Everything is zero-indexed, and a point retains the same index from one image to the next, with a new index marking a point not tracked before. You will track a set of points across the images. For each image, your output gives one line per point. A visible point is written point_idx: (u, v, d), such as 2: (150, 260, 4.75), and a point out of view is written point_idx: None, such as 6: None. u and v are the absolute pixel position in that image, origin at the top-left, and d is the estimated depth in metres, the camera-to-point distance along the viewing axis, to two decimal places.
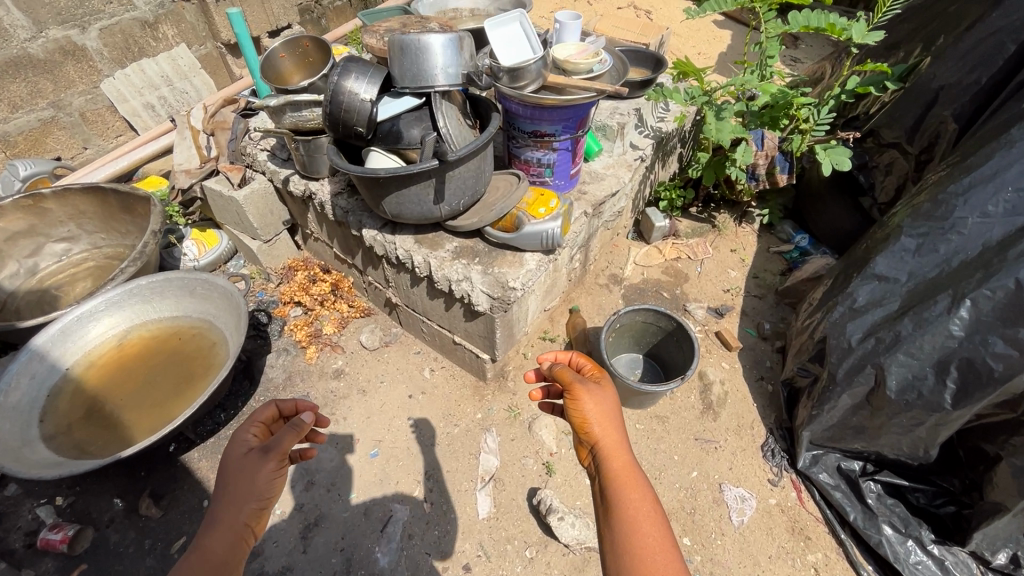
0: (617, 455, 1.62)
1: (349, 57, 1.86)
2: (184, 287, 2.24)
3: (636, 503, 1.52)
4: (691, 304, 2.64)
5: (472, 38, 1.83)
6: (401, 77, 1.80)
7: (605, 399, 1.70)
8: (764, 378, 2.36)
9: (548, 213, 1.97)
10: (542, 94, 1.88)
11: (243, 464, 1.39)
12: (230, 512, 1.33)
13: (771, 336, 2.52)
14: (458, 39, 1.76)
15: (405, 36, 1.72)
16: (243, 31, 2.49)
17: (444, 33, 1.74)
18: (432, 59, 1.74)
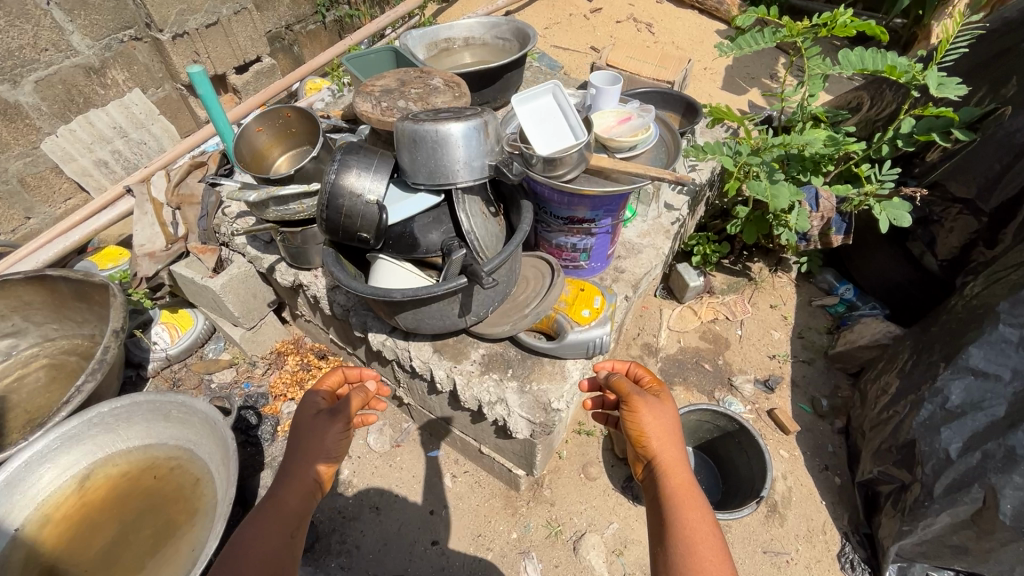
0: (675, 470, 1.36)
1: (349, 146, 1.52)
2: (157, 410, 1.88)
3: (693, 523, 1.25)
4: (737, 377, 2.37)
5: (496, 118, 1.49)
6: (414, 173, 1.47)
7: (664, 410, 1.43)
8: (829, 468, 2.11)
9: (594, 317, 1.67)
10: (581, 182, 1.56)
11: (314, 425, 1.41)
12: (301, 469, 1.36)
13: (829, 413, 2.27)
14: (482, 126, 1.43)
15: (420, 126, 1.39)
16: (208, 92, 2.10)
17: (464, 120, 1.41)
18: (451, 153, 1.41)
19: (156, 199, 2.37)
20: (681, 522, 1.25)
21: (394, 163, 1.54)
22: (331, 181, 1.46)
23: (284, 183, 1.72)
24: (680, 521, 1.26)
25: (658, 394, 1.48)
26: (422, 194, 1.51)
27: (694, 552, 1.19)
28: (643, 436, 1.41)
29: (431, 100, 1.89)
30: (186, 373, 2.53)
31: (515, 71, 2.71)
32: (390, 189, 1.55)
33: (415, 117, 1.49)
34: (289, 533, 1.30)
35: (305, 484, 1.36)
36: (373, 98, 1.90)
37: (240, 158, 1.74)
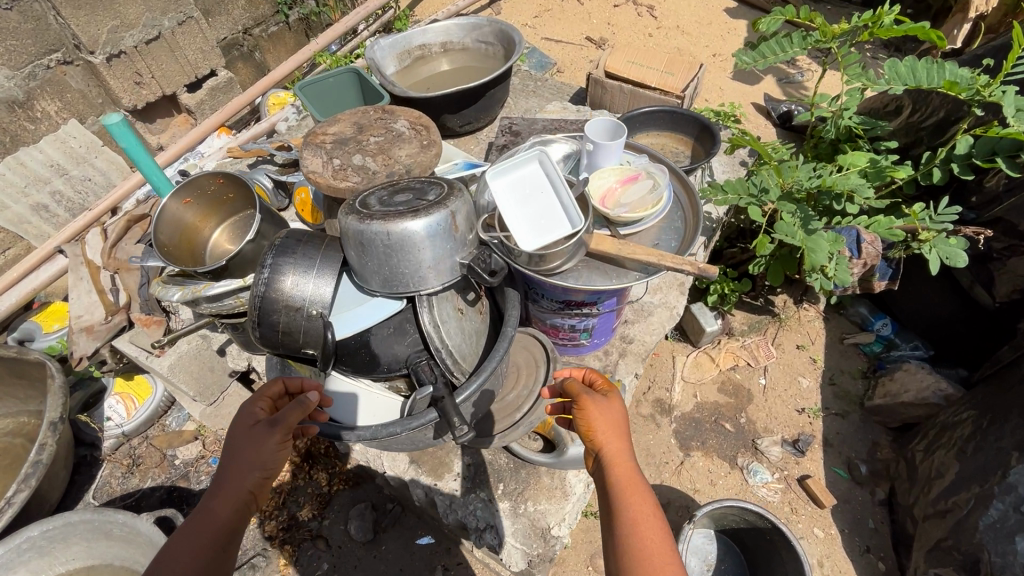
0: (623, 462, 1.10)
1: (285, 241, 1.19)
2: (97, 529, 1.62)
3: (641, 520, 1.02)
4: (762, 438, 2.10)
5: (468, 202, 1.17)
6: (367, 277, 1.16)
7: (613, 405, 1.15)
8: (870, 550, 1.86)
9: None
10: (578, 275, 1.25)
11: (250, 435, 1.04)
12: (233, 483, 1.01)
13: (868, 479, 2.00)
14: (449, 219, 1.11)
15: (367, 225, 1.08)
16: (132, 143, 1.76)
17: (427, 213, 1.09)
18: (412, 256, 1.10)
19: (92, 261, 2.06)
20: (627, 520, 1.02)
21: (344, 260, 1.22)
22: (261, 291, 1.15)
23: (216, 276, 1.39)
24: (627, 518, 1.02)
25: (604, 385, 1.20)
26: (381, 300, 1.20)
27: (641, 548, 0.98)
28: (591, 431, 1.13)
29: (393, 153, 1.56)
30: (146, 448, 2.27)
31: (499, 87, 2.34)
32: (342, 292, 1.23)
33: (365, 204, 1.17)
34: (218, 549, 0.97)
35: (240, 499, 1.02)
36: (323, 153, 1.56)
37: (160, 239, 1.44)
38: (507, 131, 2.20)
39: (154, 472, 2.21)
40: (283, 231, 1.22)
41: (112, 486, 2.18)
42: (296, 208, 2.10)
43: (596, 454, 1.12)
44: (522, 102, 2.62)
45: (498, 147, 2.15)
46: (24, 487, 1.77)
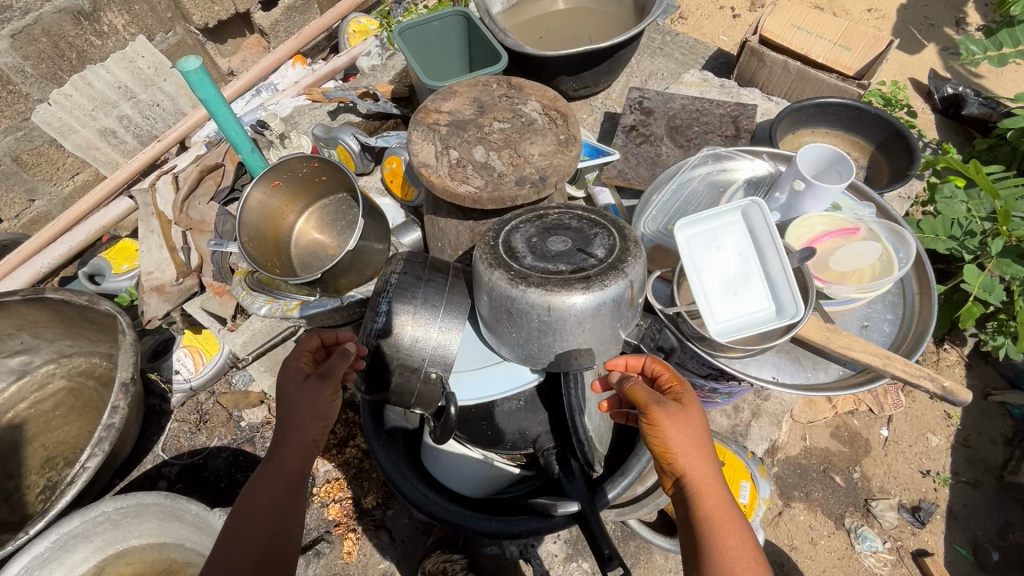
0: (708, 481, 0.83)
1: (405, 282, 0.95)
2: (167, 512, 1.57)
3: (738, 557, 0.76)
4: (877, 501, 1.85)
5: (645, 261, 0.88)
6: (504, 342, 0.93)
7: (692, 413, 0.85)
8: None
9: None
10: (762, 366, 0.98)
11: (303, 390, 1.01)
12: (298, 434, 0.99)
13: (996, 567, 1.77)
14: (626, 294, 0.83)
15: (517, 290, 0.82)
16: (210, 95, 1.51)
17: (601, 287, 0.81)
18: (572, 336, 0.85)
19: (163, 214, 1.88)
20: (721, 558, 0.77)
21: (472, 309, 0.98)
22: (374, 345, 0.93)
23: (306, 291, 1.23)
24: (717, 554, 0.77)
25: (677, 383, 0.90)
26: (514, 365, 0.97)
27: None
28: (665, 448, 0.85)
29: (523, 149, 1.25)
30: (213, 405, 2.21)
31: (630, 46, 1.92)
32: (464, 347, 1.00)
33: (512, 251, 0.89)
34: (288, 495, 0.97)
35: (305, 447, 1.00)
36: (438, 141, 1.27)
37: (245, 231, 1.24)
38: (637, 108, 1.82)
39: (220, 432, 2.16)
40: (400, 265, 0.98)
41: (180, 441, 2.14)
42: (383, 178, 1.83)
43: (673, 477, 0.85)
44: (647, 62, 2.19)
45: (625, 128, 1.78)
46: (95, 453, 1.72)
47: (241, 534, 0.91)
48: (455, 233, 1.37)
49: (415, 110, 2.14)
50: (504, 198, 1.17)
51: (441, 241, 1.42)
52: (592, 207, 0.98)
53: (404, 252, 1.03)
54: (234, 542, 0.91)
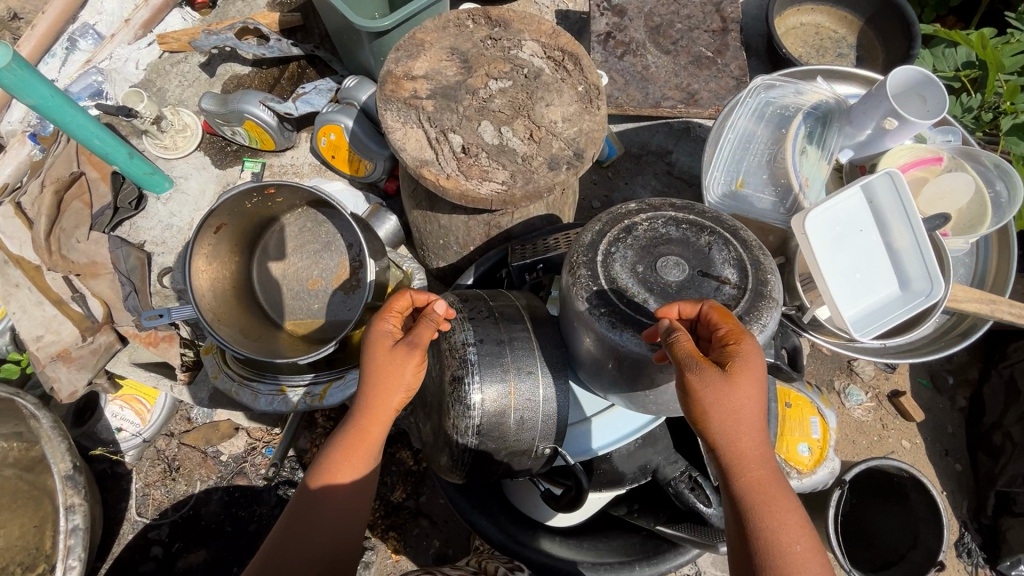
0: (750, 457, 0.61)
1: (487, 355, 0.75)
2: None
3: (787, 551, 0.57)
4: (858, 360, 2.05)
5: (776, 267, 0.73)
6: (626, 394, 0.78)
7: (741, 385, 0.59)
8: (950, 453, 2.02)
9: (817, 455, 1.20)
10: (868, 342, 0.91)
11: (384, 361, 0.71)
12: (378, 407, 0.73)
13: (949, 387, 2.07)
14: (778, 321, 0.70)
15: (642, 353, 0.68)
16: (44, 98, 1.08)
17: (759, 330, 0.67)
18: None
19: (22, 258, 1.36)
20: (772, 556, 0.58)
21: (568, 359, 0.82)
22: (472, 442, 0.76)
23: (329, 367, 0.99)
24: (762, 548, 0.58)
25: (731, 334, 0.61)
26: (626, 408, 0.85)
27: None
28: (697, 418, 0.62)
29: (540, 116, 0.98)
30: (181, 450, 1.75)
31: None
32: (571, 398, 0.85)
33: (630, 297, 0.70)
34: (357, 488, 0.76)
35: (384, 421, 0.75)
36: (429, 123, 0.96)
37: (204, 306, 0.93)
38: (606, 7, 1.51)
39: (201, 474, 1.74)
40: (470, 331, 0.76)
41: (156, 498, 1.73)
42: (320, 153, 1.44)
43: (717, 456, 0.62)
44: None
45: (599, 37, 1.49)
46: (70, 565, 1.42)
47: (309, 520, 0.74)
48: (464, 229, 1.12)
49: (318, 45, 1.64)
50: (542, 190, 0.93)
51: (445, 238, 1.16)
52: (685, 204, 0.80)
53: (460, 304, 0.80)
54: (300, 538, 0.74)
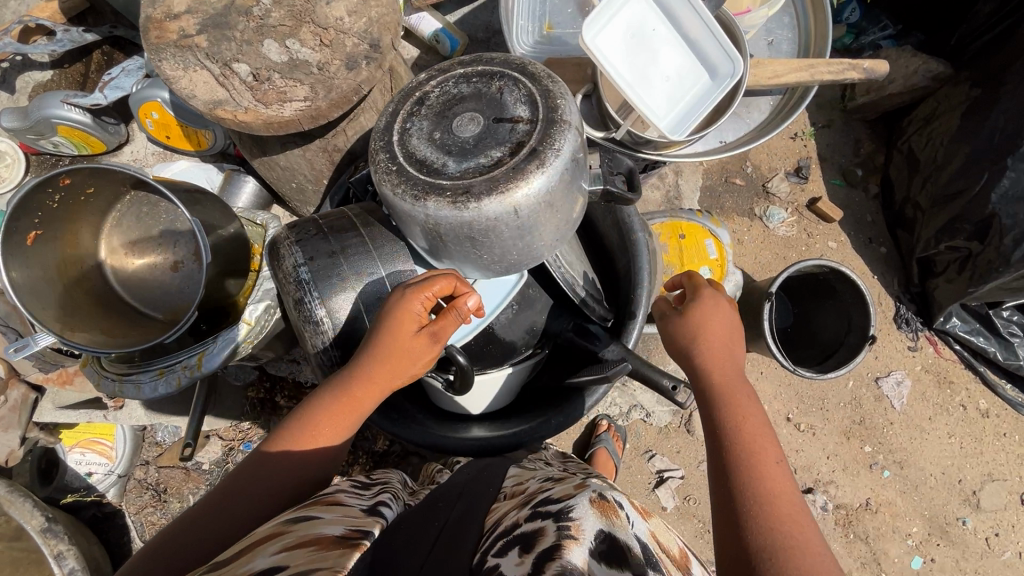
0: (718, 362, 0.94)
1: (320, 272, 0.83)
2: None
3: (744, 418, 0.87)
4: (772, 181, 2.11)
5: (563, 90, 0.70)
6: (467, 267, 0.77)
7: (699, 317, 0.97)
8: (873, 239, 2.13)
9: (720, 274, 1.23)
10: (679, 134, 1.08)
11: (405, 342, 0.80)
12: (382, 378, 0.82)
13: (860, 179, 2.15)
14: (578, 141, 0.68)
15: (444, 216, 0.66)
16: None
17: (557, 155, 0.66)
18: (549, 225, 0.72)
19: None
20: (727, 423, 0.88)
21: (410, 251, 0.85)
22: (338, 352, 0.87)
23: (198, 341, 1.01)
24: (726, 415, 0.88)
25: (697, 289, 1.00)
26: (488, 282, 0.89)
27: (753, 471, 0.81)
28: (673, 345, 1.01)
29: (325, 17, 0.91)
30: (161, 473, 1.74)
31: None
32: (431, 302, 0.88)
33: (429, 165, 0.68)
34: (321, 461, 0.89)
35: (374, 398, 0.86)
36: (210, 60, 0.88)
37: (43, 313, 0.98)
38: None
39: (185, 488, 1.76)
40: (298, 255, 0.84)
41: (151, 524, 1.75)
42: (155, 139, 1.34)
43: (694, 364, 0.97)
44: None
45: None
46: None
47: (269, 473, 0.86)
48: (308, 164, 1.07)
49: (113, 22, 1.48)
50: (348, 94, 0.89)
51: (294, 179, 1.11)
52: (472, 58, 0.76)
53: (291, 241, 0.86)
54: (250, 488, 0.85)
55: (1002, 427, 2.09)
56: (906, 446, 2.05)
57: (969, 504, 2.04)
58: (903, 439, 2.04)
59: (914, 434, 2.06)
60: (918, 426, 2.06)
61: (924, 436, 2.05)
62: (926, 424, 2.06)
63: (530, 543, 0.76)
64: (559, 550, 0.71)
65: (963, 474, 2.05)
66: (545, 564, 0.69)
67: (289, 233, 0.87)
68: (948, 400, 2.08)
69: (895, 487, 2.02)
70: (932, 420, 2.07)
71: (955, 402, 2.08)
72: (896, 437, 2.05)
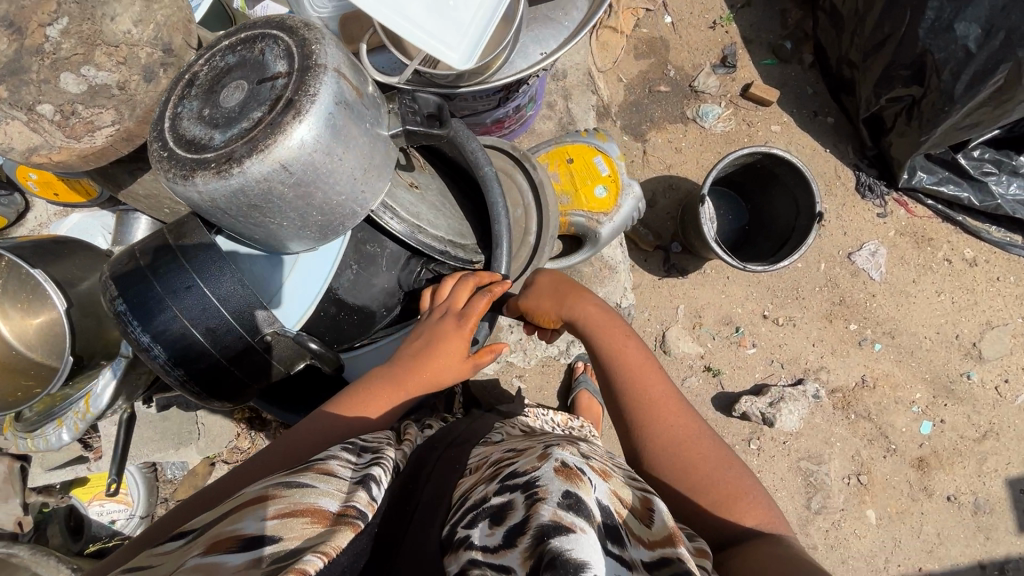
0: (582, 307, 0.97)
1: (136, 302, 0.88)
2: None
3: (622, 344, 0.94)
4: (698, 78, 1.99)
5: (317, 33, 0.68)
6: (280, 237, 0.77)
7: (556, 287, 1.01)
8: (819, 112, 2.01)
9: (615, 191, 1.20)
10: (476, 46, 0.85)
11: (454, 347, 0.95)
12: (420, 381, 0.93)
13: (792, 52, 2.02)
14: (340, 83, 0.65)
15: (215, 189, 0.65)
16: None
17: (313, 102, 0.64)
18: (343, 174, 0.70)
19: None
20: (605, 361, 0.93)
21: (218, 261, 0.89)
22: (183, 371, 0.91)
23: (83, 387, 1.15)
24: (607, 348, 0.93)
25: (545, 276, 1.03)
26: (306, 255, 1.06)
27: (641, 390, 0.88)
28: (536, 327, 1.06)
29: (117, 36, 0.89)
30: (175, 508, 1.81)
31: None
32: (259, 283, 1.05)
33: (196, 143, 0.67)
34: None
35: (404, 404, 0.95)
36: (13, 109, 0.87)
37: None
38: None
39: None
40: (115, 290, 0.89)
41: None
42: (47, 199, 1.35)
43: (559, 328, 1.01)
44: None
45: None
46: None
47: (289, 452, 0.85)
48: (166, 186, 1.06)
49: None
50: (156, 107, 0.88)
51: (164, 204, 1.11)
52: (240, 25, 0.73)
53: (109, 279, 0.90)
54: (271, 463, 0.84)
55: (993, 272, 2.00)
56: (894, 315, 1.98)
57: (971, 358, 1.98)
58: (888, 308, 1.98)
59: (901, 301, 1.98)
60: (902, 292, 1.98)
61: (910, 301, 1.98)
62: (911, 288, 1.99)
63: (501, 517, 0.64)
64: (527, 517, 0.60)
65: (959, 329, 1.98)
66: (517, 535, 0.60)
67: (109, 271, 0.91)
68: (930, 258, 2.00)
69: (889, 359, 1.97)
70: (917, 283, 1.99)
71: (938, 258, 2.00)
72: (881, 308, 1.98)
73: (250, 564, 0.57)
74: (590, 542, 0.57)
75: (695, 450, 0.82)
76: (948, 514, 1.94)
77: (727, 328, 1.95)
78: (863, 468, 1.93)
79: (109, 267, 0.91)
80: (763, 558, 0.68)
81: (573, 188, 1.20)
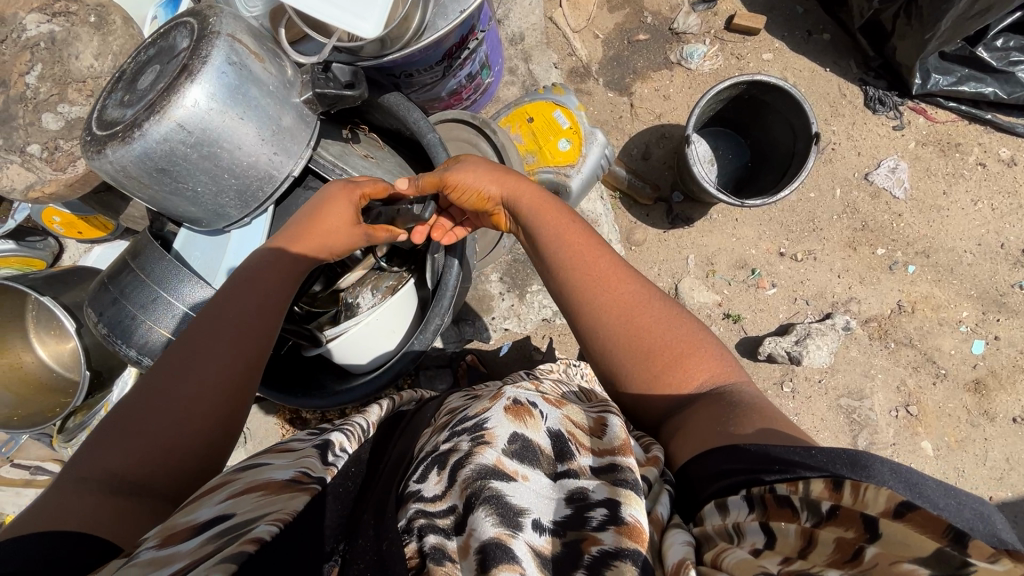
0: (517, 187, 0.93)
1: (113, 324, 0.98)
2: None
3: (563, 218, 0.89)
4: (677, 19, 1.92)
5: (201, 22, 0.91)
6: (206, 202, 0.95)
7: (480, 164, 0.96)
8: (813, 31, 1.89)
9: (579, 141, 1.20)
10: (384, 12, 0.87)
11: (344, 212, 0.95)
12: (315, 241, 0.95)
13: None
14: (228, 45, 0.88)
15: (137, 151, 0.86)
16: None
17: (205, 63, 0.86)
18: (240, 124, 0.89)
19: None
20: (544, 233, 0.88)
21: (174, 271, 0.97)
22: None
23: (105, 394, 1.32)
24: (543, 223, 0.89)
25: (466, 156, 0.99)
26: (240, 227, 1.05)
27: (581, 260, 0.83)
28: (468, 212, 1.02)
29: None
30: None
31: None
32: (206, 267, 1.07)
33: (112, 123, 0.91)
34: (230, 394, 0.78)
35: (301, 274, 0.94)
36: None
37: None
38: None
39: None
40: (96, 315, 1.00)
41: None
42: (72, 237, 1.48)
43: (493, 209, 0.96)
44: None
45: None
46: None
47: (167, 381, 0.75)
48: None
49: None
50: None
51: None
52: (154, 35, 0.97)
53: (90, 309, 1.02)
54: (151, 402, 0.73)
55: None
56: (925, 232, 1.84)
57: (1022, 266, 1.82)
58: (918, 226, 1.84)
59: (933, 217, 1.84)
60: (932, 207, 1.84)
61: (942, 214, 1.84)
62: (942, 201, 1.84)
63: (445, 462, 0.64)
64: (469, 455, 0.62)
65: (1003, 237, 1.83)
66: (457, 472, 0.61)
67: (89, 301, 1.02)
68: (959, 166, 1.84)
69: (927, 280, 1.84)
70: (949, 194, 1.84)
71: (970, 164, 1.84)
72: (910, 227, 1.85)
73: (207, 542, 0.53)
74: (529, 491, 0.59)
75: (648, 319, 0.77)
76: (1016, 436, 1.79)
77: (742, 272, 1.87)
78: (911, 398, 1.81)
79: (89, 297, 1.02)
80: (708, 417, 0.68)
81: (539, 145, 1.21)
